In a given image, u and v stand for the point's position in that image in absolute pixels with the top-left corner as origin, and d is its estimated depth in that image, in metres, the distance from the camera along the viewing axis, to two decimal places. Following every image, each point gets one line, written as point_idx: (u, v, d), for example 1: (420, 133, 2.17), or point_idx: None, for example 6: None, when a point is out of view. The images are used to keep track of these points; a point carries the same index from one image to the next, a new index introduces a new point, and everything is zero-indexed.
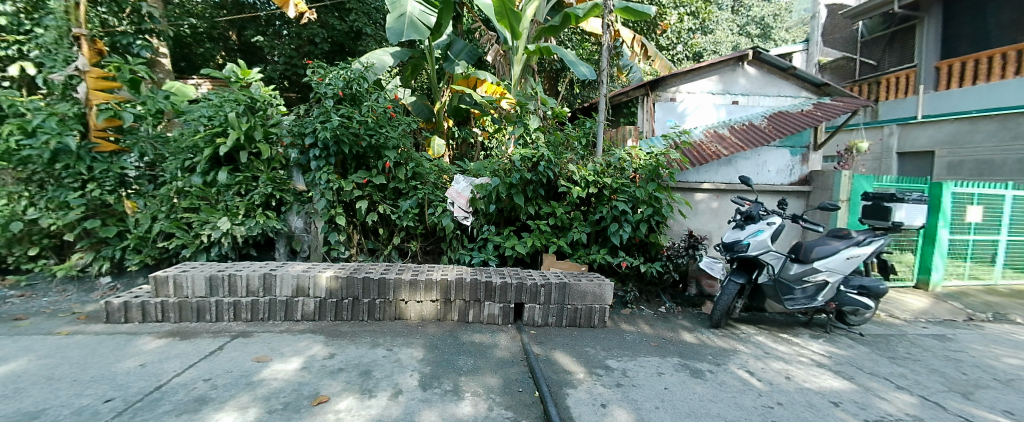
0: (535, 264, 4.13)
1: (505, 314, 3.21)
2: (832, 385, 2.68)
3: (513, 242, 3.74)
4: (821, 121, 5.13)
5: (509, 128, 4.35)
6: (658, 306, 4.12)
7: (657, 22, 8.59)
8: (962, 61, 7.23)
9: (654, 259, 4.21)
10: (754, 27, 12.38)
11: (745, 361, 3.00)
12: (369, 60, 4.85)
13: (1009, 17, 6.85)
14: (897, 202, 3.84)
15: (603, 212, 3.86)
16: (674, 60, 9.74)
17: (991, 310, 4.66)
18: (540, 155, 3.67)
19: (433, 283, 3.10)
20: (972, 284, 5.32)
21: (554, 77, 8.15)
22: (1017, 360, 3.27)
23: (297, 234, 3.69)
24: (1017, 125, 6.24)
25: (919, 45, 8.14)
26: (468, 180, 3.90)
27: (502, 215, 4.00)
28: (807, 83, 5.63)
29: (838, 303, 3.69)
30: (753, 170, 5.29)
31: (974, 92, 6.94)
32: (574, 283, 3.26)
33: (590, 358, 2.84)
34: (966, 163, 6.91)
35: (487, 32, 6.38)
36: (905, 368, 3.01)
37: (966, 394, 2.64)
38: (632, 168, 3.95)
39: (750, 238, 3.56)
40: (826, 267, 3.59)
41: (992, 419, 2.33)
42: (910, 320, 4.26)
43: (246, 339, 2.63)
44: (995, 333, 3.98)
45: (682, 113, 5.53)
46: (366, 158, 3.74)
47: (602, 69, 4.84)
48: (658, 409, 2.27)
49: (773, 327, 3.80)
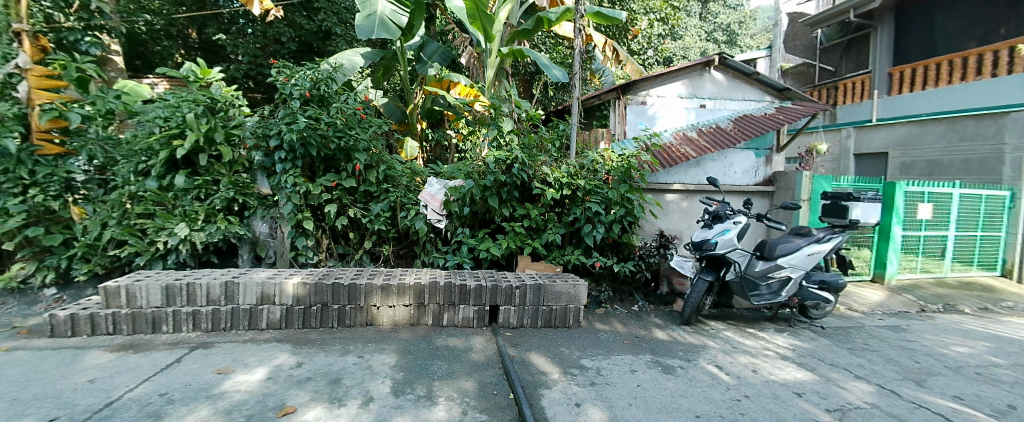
0: (510, 267, 4.10)
1: (480, 317, 3.18)
2: (796, 377, 2.78)
3: (488, 244, 3.71)
4: (783, 124, 5.34)
5: (483, 131, 4.33)
6: (631, 304, 4.17)
7: (628, 27, 8.78)
8: (915, 67, 7.82)
9: (627, 259, 4.22)
10: (720, 34, 12.81)
11: (715, 356, 3.08)
12: (340, 61, 4.74)
13: (956, 25, 7.46)
14: (854, 201, 4.02)
15: (576, 214, 3.89)
16: (646, 65, 9.70)
17: (942, 301, 4.95)
18: (514, 157, 3.66)
19: (406, 287, 3.03)
20: (923, 278, 5.64)
21: (528, 80, 8.20)
22: (964, 347, 3.48)
23: (261, 239, 3.57)
24: (964, 127, 6.56)
25: (873, 52, 8.64)
26: (442, 183, 3.87)
27: (477, 218, 3.97)
28: (770, 88, 5.86)
29: (800, 297, 3.84)
30: (720, 171, 5.45)
31: (923, 97, 7.60)
32: (548, 283, 3.27)
33: (565, 358, 2.85)
34: (917, 164, 7.20)
35: (461, 34, 6.36)
36: (863, 358, 3.16)
37: (918, 381, 2.78)
38: (605, 170, 4.01)
39: (718, 236, 3.65)
40: (789, 263, 3.73)
41: (942, 405, 2.46)
42: (868, 312, 4.48)
43: (206, 350, 2.51)
44: (944, 322, 4.22)
45: (653, 116, 5.63)
46: (336, 161, 3.62)
47: (575, 72, 4.90)
48: (631, 406, 2.29)
49: (741, 322, 3.92)
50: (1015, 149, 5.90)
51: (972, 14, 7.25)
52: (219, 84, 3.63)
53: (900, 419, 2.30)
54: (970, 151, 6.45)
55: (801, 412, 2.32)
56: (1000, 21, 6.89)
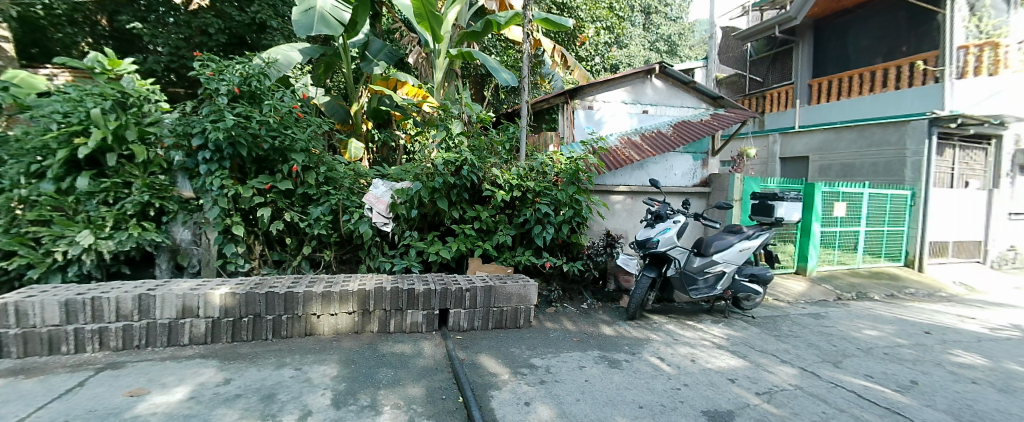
0: (460, 269, 4.05)
1: (429, 321, 3.11)
2: (730, 364, 2.95)
3: (437, 247, 3.63)
4: (717, 129, 5.70)
5: (432, 132, 4.24)
6: (581, 302, 4.25)
7: (576, 34, 9.02)
8: (831, 80, 8.64)
9: (576, 259, 4.34)
10: (662, 44, 13.48)
11: (658, 349, 3.21)
12: (274, 56, 4.47)
13: (865, 43, 8.42)
14: (778, 201, 4.35)
15: (527, 215, 3.90)
16: (593, 71, 10.08)
17: (855, 290, 5.48)
18: (463, 159, 3.62)
19: (349, 294, 2.89)
20: (840, 269, 6.21)
21: (479, 82, 8.18)
22: (873, 331, 3.87)
23: (183, 247, 3.31)
24: (872, 134, 7.29)
25: (796, 66, 9.49)
26: (388, 185, 3.74)
27: (425, 220, 3.89)
28: (705, 96, 6.23)
29: (733, 290, 4.10)
30: (662, 173, 5.70)
31: (837, 108, 8.38)
32: (499, 285, 3.25)
33: (515, 358, 2.84)
34: (834, 167, 7.88)
35: (409, 33, 6.22)
36: (789, 344, 3.42)
37: (836, 363, 3.04)
38: (553, 172, 4.08)
39: (659, 234, 3.82)
40: (723, 258, 3.98)
41: (855, 383, 2.71)
42: (793, 302, 4.86)
43: (114, 372, 2.25)
44: (856, 309, 4.67)
45: (599, 121, 5.81)
46: (270, 162, 3.41)
47: (524, 76, 4.92)
48: (578, 401, 2.32)
49: (682, 315, 4.11)
50: (915, 154, 6.70)
51: (877, 34, 8.22)
52: (131, 76, 3.29)
53: (820, 397, 2.50)
54: (878, 155, 7.20)
55: (735, 397, 2.46)
56: (901, 41, 7.85)
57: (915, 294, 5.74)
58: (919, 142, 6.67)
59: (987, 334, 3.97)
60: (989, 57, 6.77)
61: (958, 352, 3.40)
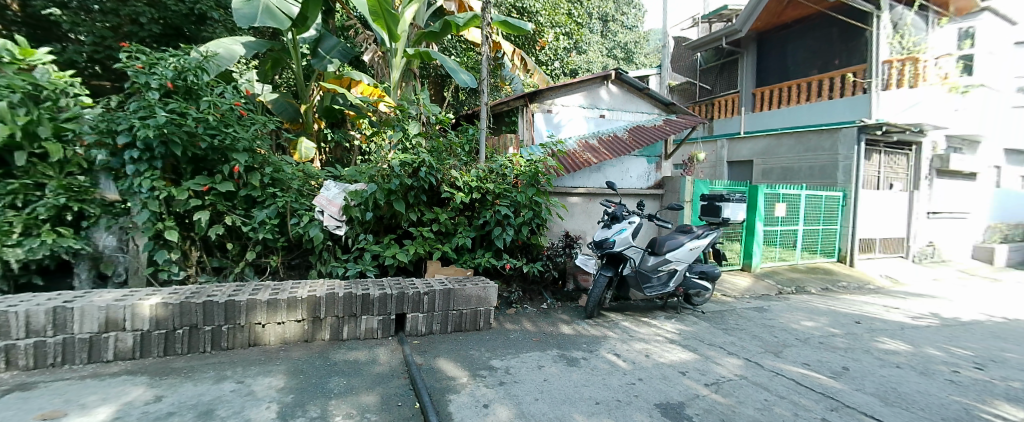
0: (418, 272, 3.95)
1: (384, 326, 3.02)
2: (681, 358, 3.06)
3: (394, 251, 3.53)
4: (669, 134, 5.93)
5: (387, 132, 4.13)
6: (540, 303, 4.27)
7: (535, 38, 9.12)
8: (774, 89, 9.24)
9: (536, 259, 4.37)
10: (619, 51, 13.90)
11: (614, 345, 3.27)
12: (215, 48, 4.20)
13: (802, 56, 9.07)
14: (725, 202, 4.58)
15: (486, 217, 3.89)
16: (552, 75, 10.25)
17: (794, 284, 5.87)
18: (421, 160, 3.55)
19: (298, 301, 2.75)
20: (781, 265, 6.63)
21: (439, 83, 8.07)
22: (810, 322, 4.15)
23: (107, 254, 3.04)
24: (810, 140, 7.77)
25: (741, 75, 10.08)
26: (340, 187, 3.62)
27: (381, 223, 3.78)
28: (658, 102, 6.47)
29: (685, 287, 4.27)
30: (618, 176, 5.85)
31: (778, 116, 9.04)
32: (458, 287, 3.22)
33: (474, 360, 2.81)
34: (774, 171, 8.32)
35: (364, 31, 6.04)
36: (735, 336, 3.60)
37: (777, 353, 3.24)
38: (513, 174, 4.07)
39: (616, 235, 3.92)
40: (675, 257, 4.13)
41: (794, 371, 2.89)
42: (739, 297, 5.13)
43: (23, 394, 2.01)
44: (796, 302, 5.00)
45: (558, 124, 5.89)
46: (208, 162, 3.20)
47: (484, 79, 4.90)
48: (537, 400, 2.33)
49: (637, 313, 4.23)
50: (846, 158, 7.27)
51: (813, 47, 8.87)
52: (45, 68, 2.98)
53: (763, 386, 2.64)
54: (814, 160, 7.74)
55: (685, 389, 2.56)
56: (834, 55, 8.52)
57: (847, 287, 6.21)
58: (849, 148, 7.22)
59: (908, 322, 4.34)
60: (909, 71, 7.47)
61: (884, 339, 3.70)
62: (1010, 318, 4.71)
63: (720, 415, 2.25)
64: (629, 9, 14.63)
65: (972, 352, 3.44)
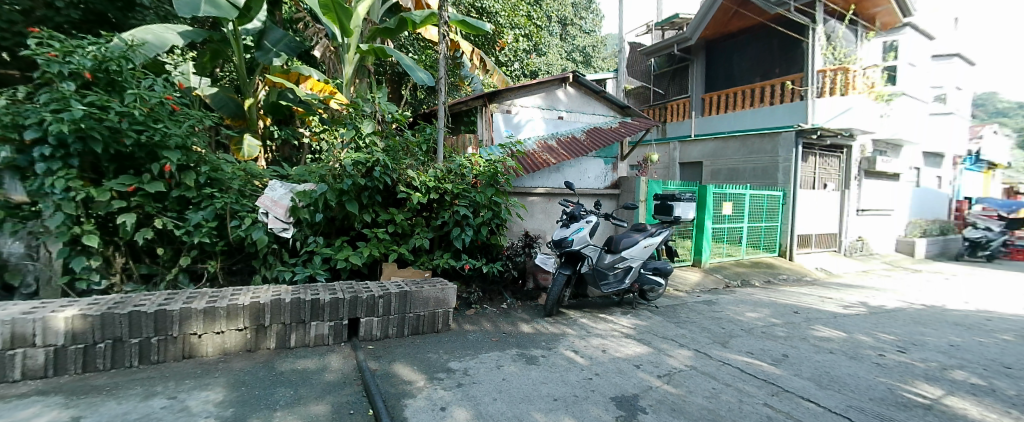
0: (374, 275, 3.82)
1: (336, 332, 2.89)
2: (635, 351, 3.15)
3: (347, 253, 3.38)
4: (624, 136, 6.09)
5: (339, 130, 3.97)
6: (501, 303, 4.25)
7: (495, 39, 9.11)
8: (722, 94, 9.76)
9: (496, 260, 4.35)
10: (577, 54, 14.17)
11: (572, 342, 3.32)
12: (142, 35, 3.92)
13: (746, 64, 9.66)
14: (676, 201, 4.76)
15: (445, 217, 3.82)
16: (512, 76, 10.27)
17: (740, 278, 6.21)
18: (374, 160, 3.43)
19: (239, 309, 2.58)
20: (728, 260, 6.98)
21: (396, 81, 7.87)
22: (753, 313, 4.40)
23: (14, 263, 2.78)
24: (753, 144, 8.25)
25: (691, 81, 10.59)
26: (287, 187, 3.41)
27: (333, 225, 3.63)
28: (614, 105, 6.64)
29: (640, 283, 4.41)
30: (576, 176, 5.94)
31: (724, 120, 9.64)
32: (415, 290, 3.14)
33: (432, 363, 2.75)
34: (722, 171, 8.75)
35: (315, 24, 5.75)
36: (686, 329, 3.75)
37: (724, 343, 3.40)
38: (472, 175, 4.01)
39: (574, 234, 3.97)
40: (630, 254, 4.24)
41: (739, 360, 3.04)
42: (690, 291, 5.36)
43: None
44: (741, 295, 5.28)
45: (517, 125, 5.90)
46: (135, 160, 2.95)
47: (442, 78, 4.82)
48: (496, 400, 2.31)
49: (595, 309, 4.32)
50: (785, 160, 7.78)
51: (756, 56, 9.45)
52: None
53: (711, 375, 2.76)
54: (757, 161, 8.22)
55: (640, 381, 2.63)
56: (774, 64, 9.11)
57: (787, 280, 6.64)
58: (788, 151, 7.73)
59: (841, 311, 4.70)
60: (841, 80, 7.94)
61: (819, 327, 3.97)
62: (927, 305, 5.18)
63: (672, 406, 2.33)
64: (587, 14, 14.89)
65: (895, 337, 3.77)
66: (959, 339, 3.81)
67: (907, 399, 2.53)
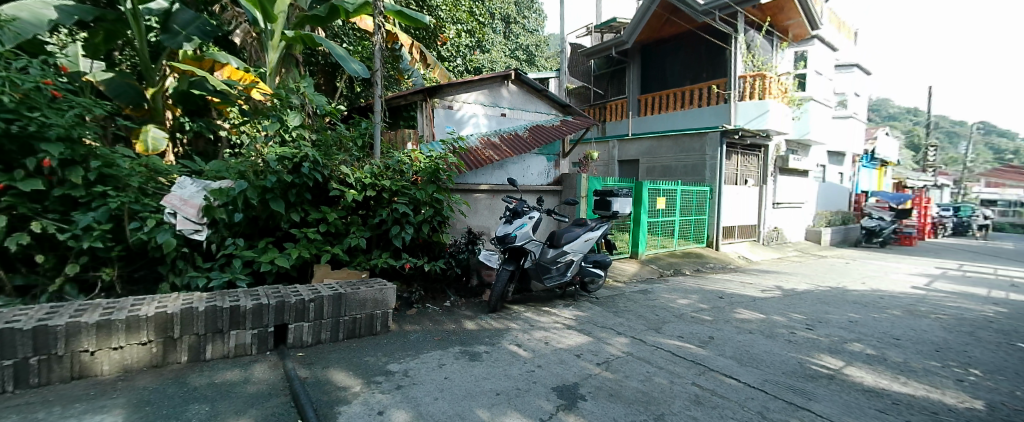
0: (304, 278, 3.58)
1: (260, 341, 2.68)
2: (576, 341, 3.23)
3: (272, 256, 3.12)
4: (566, 133, 6.21)
5: (262, 122, 3.67)
6: (443, 301, 4.17)
7: (436, 33, 8.91)
8: (655, 96, 10.31)
9: (437, 257, 4.24)
10: (520, 52, 14.27)
11: (515, 336, 3.33)
12: (15, 11, 3.49)
13: (678, 68, 10.28)
14: (614, 197, 4.94)
15: (382, 215, 3.66)
16: (454, 72, 10.10)
17: (673, 268, 6.58)
18: (302, 155, 3.22)
19: (143, 320, 2.31)
20: (662, 252, 7.37)
21: (330, 72, 7.45)
22: (684, 300, 4.68)
23: None
24: (684, 143, 8.75)
25: (629, 82, 11.07)
26: (199, 185, 3.14)
27: (256, 226, 3.35)
28: (555, 104, 6.74)
29: (581, 275, 4.52)
30: (519, 173, 5.98)
31: (657, 120, 10.18)
32: (351, 292, 2.98)
33: (369, 367, 2.63)
34: (656, 169, 9.20)
35: (234, 7, 5.26)
36: (623, 317, 3.90)
37: (659, 329, 3.58)
38: (412, 171, 3.90)
39: (517, 230, 3.99)
40: (573, 249, 4.35)
41: (672, 344, 3.21)
42: (628, 282, 5.60)
43: None
44: (674, 284, 5.60)
45: (459, 121, 5.78)
46: (5, 154, 2.54)
47: (378, 70, 4.59)
48: (437, 400, 2.25)
49: (539, 303, 4.37)
50: (711, 158, 8.33)
51: (686, 62, 10.10)
52: None
53: (645, 360, 2.89)
54: (687, 159, 8.72)
55: (580, 370, 2.69)
56: (702, 69, 9.79)
57: (714, 268, 7.15)
58: (714, 149, 8.28)
59: (760, 295, 5.13)
60: (759, 85, 8.64)
61: (741, 310, 4.31)
62: (831, 287, 5.80)
63: (609, 391, 2.40)
64: (529, 13, 15.00)
65: (804, 316, 4.17)
66: (857, 315, 4.29)
67: (814, 371, 2.80)
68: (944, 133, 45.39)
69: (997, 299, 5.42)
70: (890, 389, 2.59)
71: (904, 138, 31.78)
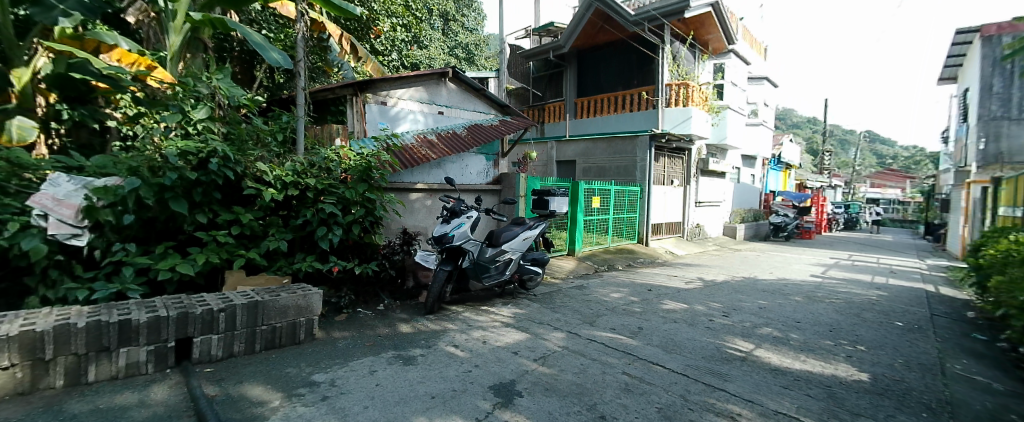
0: (213, 287, 3.25)
1: (158, 358, 2.38)
2: (514, 339, 3.23)
3: (173, 262, 2.79)
4: (504, 133, 6.21)
5: (161, 113, 3.27)
6: (377, 304, 3.98)
7: (369, 25, 8.44)
8: (591, 99, 10.68)
9: (370, 259, 4.05)
10: (460, 51, 14.15)
11: (453, 337, 3.26)
12: None
13: (611, 74, 10.72)
14: (552, 196, 5.03)
15: (307, 216, 3.41)
16: (389, 67, 9.79)
17: (607, 264, 6.85)
18: (210, 150, 2.92)
19: (2, 341, 1.95)
20: (597, 248, 7.64)
21: (247, 60, 6.88)
22: (616, 293, 4.89)
23: None
24: (616, 144, 9.13)
25: (566, 86, 11.37)
26: (78, 182, 2.74)
27: (152, 229, 2.99)
28: (494, 104, 6.73)
29: (519, 273, 4.55)
30: (457, 172, 5.91)
31: (594, 122, 10.57)
32: (269, 299, 2.75)
33: (291, 379, 2.44)
34: (592, 169, 9.52)
35: None
36: (560, 313, 3.98)
37: (593, 322, 3.69)
38: (341, 169, 3.70)
39: (455, 230, 3.90)
40: (510, 247, 4.35)
41: (604, 336, 3.32)
42: (565, 278, 5.74)
43: None
44: (607, 278, 5.84)
45: (394, 118, 5.56)
46: None
47: (302, 60, 4.29)
48: (366, 408, 2.13)
49: (477, 303, 4.32)
50: (641, 160, 8.77)
51: (619, 68, 10.55)
52: None
53: (580, 353, 2.95)
54: (620, 160, 9.10)
55: (517, 367, 2.70)
56: (633, 76, 10.29)
57: (643, 263, 7.55)
58: (644, 151, 8.72)
59: (684, 286, 5.49)
60: (682, 93, 9.26)
61: (667, 301, 4.56)
62: (744, 277, 6.34)
63: (545, 386, 2.42)
64: (469, 11, 14.88)
65: (722, 304, 4.52)
66: (766, 302, 4.74)
67: (729, 354, 3.03)
68: (836, 140, 51.73)
69: (877, 284, 6.24)
70: (793, 367, 2.86)
71: (805, 143, 35.81)
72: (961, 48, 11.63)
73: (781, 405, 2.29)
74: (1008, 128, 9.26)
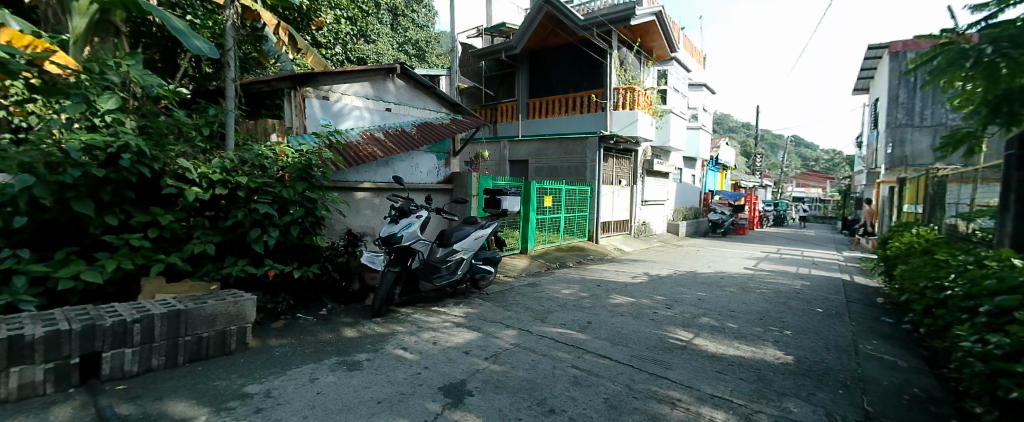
0: (128, 295, 2.95)
1: (58, 377, 2.12)
2: (464, 338, 3.19)
3: (76, 268, 2.49)
4: (454, 131, 6.13)
5: (60, 101, 2.91)
6: (318, 309, 3.78)
7: (310, 17, 7.96)
8: (542, 101, 10.84)
9: (310, 262, 3.84)
10: (409, 47, 13.81)
11: (401, 339, 3.17)
12: None
13: (562, 77, 10.93)
14: (504, 196, 5.02)
15: (237, 217, 3.17)
16: (333, 61, 9.36)
17: (559, 262, 6.97)
18: (121, 144, 2.66)
19: None
20: (549, 247, 7.74)
21: (171, 48, 6.30)
22: (567, 290, 4.98)
23: None
24: (567, 145, 9.30)
25: (518, 86, 11.43)
26: None
27: (51, 232, 2.68)
28: (444, 101, 6.63)
29: (470, 273, 4.50)
30: (406, 171, 5.76)
31: (545, 123, 10.72)
32: (193, 307, 2.54)
33: (220, 392, 2.26)
34: (544, 169, 9.65)
35: None
36: (511, 311, 3.99)
37: (544, 319, 3.72)
38: (276, 167, 3.51)
39: (403, 230, 3.77)
40: (461, 247, 4.30)
41: (555, 332, 3.36)
42: (517, 276, 5.77)
43: None
44: (559, 275, 5.93)
45: (337, 114, 5.33)
46: None
47: (232, 49, 3.99)
48: (306, 418, 2.02)
49: (427, 304, 4.24)
50: (591, 160, 8.98)
51: (569, 71, 10.78)
52: None
53: (531, 349, 2.97)
54: (570, 160, 9.29)
55: (467, 366, 2.67)
56: (583, 79, 10.55)
57: (593, 259, 7.76)
58: (593, 152, 8.94)
59: (630, 281, 5.71)
60: (629, 97, 9.53)
61: (615, 296, 4.71)
62: (687, 271, 6.70)
63: (496, 384, 2.41)
64: (419, 7, 14.56)
65: (666, 297, 4.74)
66: (705, 293, 5.02)
67: (670, 344, 3.17)
68: (767, 144, 56.13)
69: (802, 275, 6.83)
70: (729, 353, 3.04)
71: (740, 147, 38.51)
72: (871, 63, 12.98)
73: (717, 389, 2.42)
74: (910, 135, 10.87)
